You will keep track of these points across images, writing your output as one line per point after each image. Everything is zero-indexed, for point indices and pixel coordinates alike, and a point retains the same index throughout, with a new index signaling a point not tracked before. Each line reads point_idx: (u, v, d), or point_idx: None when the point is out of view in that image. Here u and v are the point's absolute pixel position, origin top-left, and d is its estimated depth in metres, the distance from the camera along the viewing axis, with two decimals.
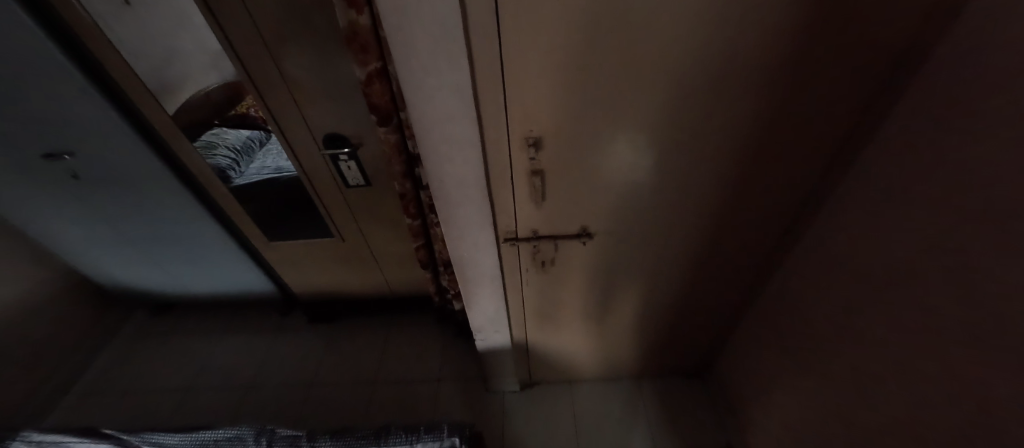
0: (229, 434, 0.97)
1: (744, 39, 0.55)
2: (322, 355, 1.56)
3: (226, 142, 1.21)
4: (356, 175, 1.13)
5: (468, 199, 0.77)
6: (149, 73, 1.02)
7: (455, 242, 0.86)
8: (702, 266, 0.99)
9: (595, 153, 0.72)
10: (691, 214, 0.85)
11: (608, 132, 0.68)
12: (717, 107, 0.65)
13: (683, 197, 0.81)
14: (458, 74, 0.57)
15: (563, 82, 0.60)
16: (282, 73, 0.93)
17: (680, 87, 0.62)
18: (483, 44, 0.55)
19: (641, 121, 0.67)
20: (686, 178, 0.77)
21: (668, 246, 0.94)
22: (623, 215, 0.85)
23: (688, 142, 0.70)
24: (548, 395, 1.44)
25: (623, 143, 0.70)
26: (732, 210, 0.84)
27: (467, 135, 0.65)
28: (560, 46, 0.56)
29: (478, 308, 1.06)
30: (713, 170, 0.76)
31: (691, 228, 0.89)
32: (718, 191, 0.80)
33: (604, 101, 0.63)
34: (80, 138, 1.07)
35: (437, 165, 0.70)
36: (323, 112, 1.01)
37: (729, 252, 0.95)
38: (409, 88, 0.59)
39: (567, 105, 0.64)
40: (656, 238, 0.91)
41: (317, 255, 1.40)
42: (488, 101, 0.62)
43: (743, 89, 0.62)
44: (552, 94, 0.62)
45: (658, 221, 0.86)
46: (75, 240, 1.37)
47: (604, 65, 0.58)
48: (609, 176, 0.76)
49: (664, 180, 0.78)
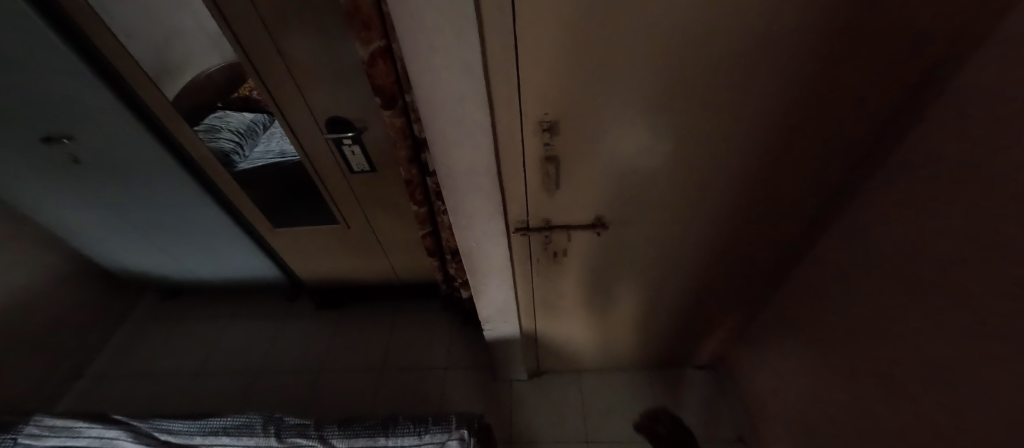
0: (238, 422, 0.96)
1: (785, 14, 0.49)
2: (330, 341, 1.56)
3: (230, 125, 1.21)
4: (361, 161, 1.09)
5: (478, 186, 0.72)
6: (150, 55, 1.00)
7: (463, 231, 0.82)
8: (721, 257, 0.95)
9: (613, 140, 0.67)
10: (712, 204, 0.80)
11: (627, 118, 0.63)
12: (750, 92, 0.59)
13: (706, 186, 0.76)
14: (468, 50, 0.52)
15: (580, 63, 0.55)
16: (281, 52, 0.88)
17: (711, 69, 0.56)
18: (494, 17, 0.50)
19: (665, 106, 0.61)
20: (709, 168, 0.72)
21: (685, 237, 0.89)
22: (641, 204, 0.81)
23: (715, 130, 0.65)
24: (557, 384, 1.43)
25: (643, 127, 0.65)
26: (757, 203, 0.79)
27: (476, 119, 0.61)
28: (578, 23, 0.50)
29: (486, 298, 1.03)
30: (740, 160, 0.70)
31: (711, 219, 0.84)
32: (744, 182, 0.74)
33: (625, 81, 0.58)
34: (80, 124, 1.04)
35: (445, 150, 0.66)
36: (324, 95, 0.96)
37: (750, 245, 0.90)
38: (413, 68, 0.54)
39: (584, 88, 0.59)
40: (674, 228, 0.87)
41: (322, 242, 1.38)
42: (499, 81, 0.58)
43: (781, 73, 0.56)
44: (560, 75, 0.57)
45: (676, 211, 0.82)
46: (81, 225, 1.35)
47: (627, 44, 0.53)
48: (630, 162, 0.71)
49: (686, 169, 0.73)
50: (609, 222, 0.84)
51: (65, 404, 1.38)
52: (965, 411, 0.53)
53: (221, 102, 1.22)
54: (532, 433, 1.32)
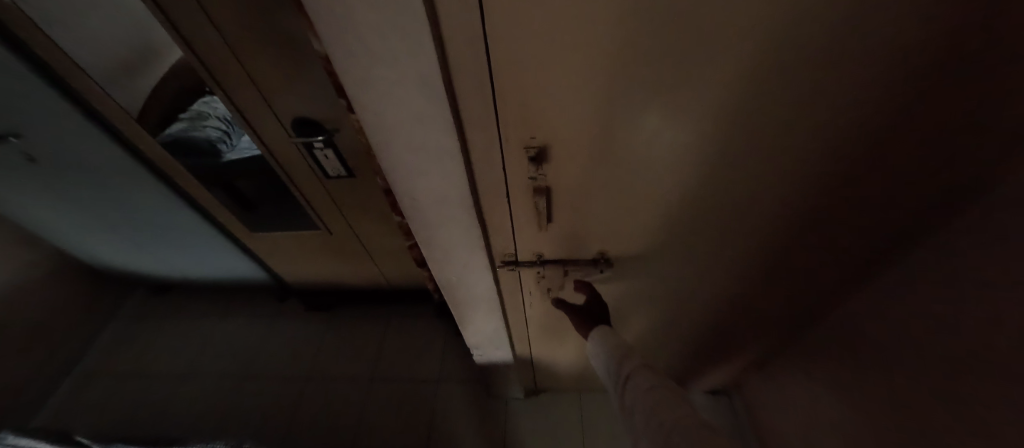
0: None
1: (883, 11, 0.33)
2: (319, 346, 1.48)
3: (218, 112, 1.07)
4: (336, 166, 0.96)
5: (453, 219, 0.59)
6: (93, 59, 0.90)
7: (439, 264, 0.69)
8: (750, 295, 0.80)
9: (620, 168, 0.53)
10: (743, 244, 0.65)
11: (640, 144, 0.48)
12: (813, 119, 0.43)
13: (739, 223, 0.61)
14: (420, 64, 0.38)
15: (577, 77, 0.40)
16: (231, 45, 0.74)
17: (758, 86, 0.40)
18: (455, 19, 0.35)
19: (690, 131, 0.46)
20: (745, 205, 0.57)
21: (707, 273, 0.75)
22: (654, 237, 0.67)
23: (756, 162, 0.49)
24: (556, 404, 1.32)
25: (660, 157, 0.50)
26: (806, 249, 0.63)
27: (441, 146, 0.47)
28: (574, 24, 0.35)
29: (472, 327, 0.91)
30: (788, 200, 0.54)
31: (742, 260, 0.69)
32: (789, 225, 0.58)
33: (636, 104, 0.43)
34: (27, 119, 0.98)
35: (408, 181, 0.53)
36: (286, 93, 0.81)
37: (789, 287, 0.74)
38: (352, 83, 0.41)
39: (583, 108, 0.44)
40: (693, 264, 0.73)
41: (305, 246, 1.27)
42: (470, 101, 0.44)
43: (864, 96, 0.39)
44: (556, 95, 0.42)
45: (697, 247, 0.67)
46: (52, 225, 1.29)
47: (643, 52, 0.38)
48: (638, 194, 0.57)
49: (714, 204, 0.57)
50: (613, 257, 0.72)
51: (48, 413, 1.33)
52: None
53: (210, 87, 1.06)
54: None
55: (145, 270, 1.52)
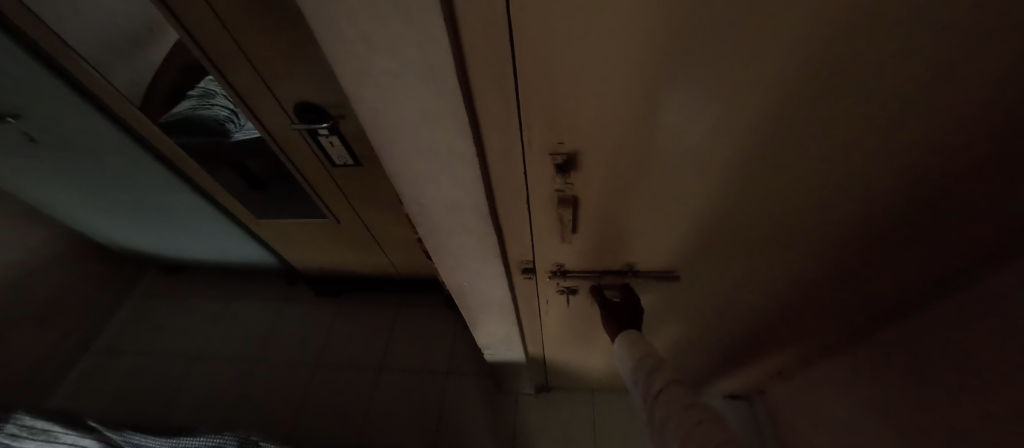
0: (212, 443, 0.89)
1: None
2: (328, 333, 1.48)
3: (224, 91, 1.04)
4: (342, 154, 0.90)
5: (465, 228, 0.53)
6: (90, 42, 0.85)
7: (449, 270, 0.64)
8: (791, 311, 0.72)
9: (663, 175, 0.45)
10: (792, 257, 0.57)
11: (686, 151, 0.41)
12: (911, 122, 0.35)
13: (792, 237, 0.53)
14: (430, 61, 0.31)
15: (618, 77, 0.33)
16: (225, 24, 0.67)
17: (853, 79, 0.32)
18: (473, 10, 0.29)
19: (746, 140, 0.39)
20: (801, 218, 0.49)
21: (744, 286, 0.68)
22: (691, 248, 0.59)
23: (829, 172, 0.41)
24: (567, 401, 1.29)
25: (704, 167, 0.43)
26: (868, 270, 0.55)
27: (454, 148, 0.40)
28: (626, 5, 0.27)
29: (484, 330, 0.86)
30: (858, 214, 0.46)
31: (788, 273, 0.61)
32: (853, 241, 0.50)
33: (682, 111, 0.36)
34: (21, 99, 0.93)
35: (416, 188, 0.47)
36: (285, 77, 0.75)
37: (836, 306, 0.67)
38: (352, 81, 0.35)
39: (620, 114, 0.37)
40: (731, 276, 0.65)
41: (312, 234, 1.24)
42: (488, 105, 0.37)
43: (989, 96, 0.31)
44: (587, 102, 0.36)
45: (735, 261, 0.61)
46: (61, 205, 1.28)
47: (708, 43, 0.30)
48: (673, 205, 0.50)
49: (764, 216, 0.50)
50: (641, 270, 0.68)
51: (64, 391, 1.35)
52: None
53: None
54: None
55: (156, 251, 1.51)
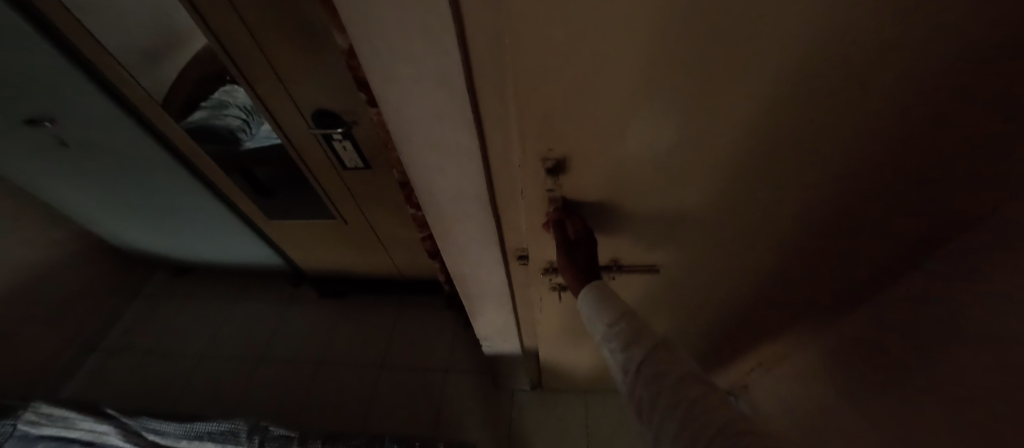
0: (223, 428, 0.94)
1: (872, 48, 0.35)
2: (330, 332, 1.53)
3: (238, 100, 1.08)
4: (353, 158, 0.98)
5: (467, 216, 0.61)
6: (123, 49, 0.93)
7: (452, 256, 0.71)
8: (763, 298, 0.80)
9: (643, 169, 0.52)
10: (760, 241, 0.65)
11: (638, 159, 0.50)
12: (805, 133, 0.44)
13: (757, 223, 0.60)
14: (446, 69, 0.40)
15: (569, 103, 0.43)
16: (258, 39, 0.76)
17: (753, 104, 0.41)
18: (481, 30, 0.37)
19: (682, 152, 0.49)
20: (761, 206, 0.56)
21: (720, 273, 0.75)
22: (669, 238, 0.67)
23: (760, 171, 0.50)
24: (560, 397, 1.34)
25: (655, 172, 0.53)
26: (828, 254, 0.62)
27: (461, 143, 0.48)
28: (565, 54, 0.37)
29: (482, 319, 0.93)
30: (798, 204, 0.55)
31: (758, 257, 0.68)
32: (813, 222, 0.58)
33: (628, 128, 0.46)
34: (61, 105, 0.99)
35: (427, 178, 0.55)
36: (307, 86, 0.83)
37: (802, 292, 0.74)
38: (380, 85, 0.43)
39: (577, 131, 0.47)
40: (707, 263, 0.72)
41: (320, 234, 1.30)
42: (491, 107, 0.45)
43: (904, 96, 0.39)
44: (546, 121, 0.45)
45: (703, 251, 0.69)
46: (82, 205, 1.33)
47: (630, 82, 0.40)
48: (639, 204, 0.59)
49: (714, 213, 0.59)
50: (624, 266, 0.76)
51: (73, 387, 1.39)
52: None
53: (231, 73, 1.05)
54: None
55: (167, 252, 1.57)
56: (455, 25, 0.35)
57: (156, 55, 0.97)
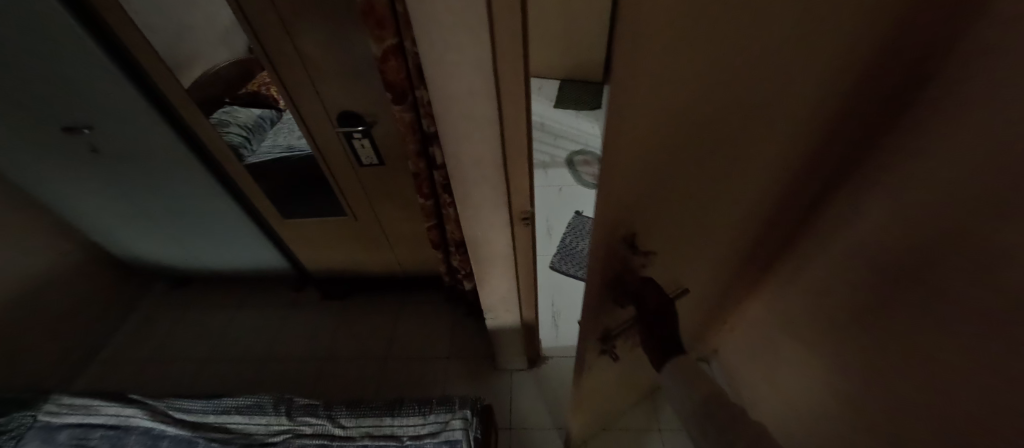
0: (250, 402, 1.03)
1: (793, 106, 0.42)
2: (334, 331, 1.61)
3: (238, 120, 1.22)
4: (369, 154, 1.12)
5: (484, 178, 0.77)
6: (169, 48, 1.03)
7: (468, 219, 0.86)
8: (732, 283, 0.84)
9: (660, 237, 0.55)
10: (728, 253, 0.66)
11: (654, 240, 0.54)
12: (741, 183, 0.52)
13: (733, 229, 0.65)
14: (479, 52, 0.57)
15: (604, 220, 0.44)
16: (299, 50, 0.91)
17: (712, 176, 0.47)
18: (504, 23, 0.54)
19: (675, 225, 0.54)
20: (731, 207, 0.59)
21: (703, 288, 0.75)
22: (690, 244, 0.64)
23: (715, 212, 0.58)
24: (555, 373, 1.46)
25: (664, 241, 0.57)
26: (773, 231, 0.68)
27: (484, 110, 0.65)
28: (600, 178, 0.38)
29: (488, 287, 1.07)
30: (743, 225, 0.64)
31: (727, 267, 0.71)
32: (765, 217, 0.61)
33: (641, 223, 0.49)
34: (102, 115, 1.08)
35: (455, 143, 0.71)
36: (337, 90, 0.99)
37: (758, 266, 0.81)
38: (429, 65, 0.60)
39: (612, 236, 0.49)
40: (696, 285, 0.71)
41: (330, 232, 1.42)
42: (508, 83, 0.62)
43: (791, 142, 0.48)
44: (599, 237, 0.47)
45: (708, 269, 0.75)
46: (96, 212, 1.39)
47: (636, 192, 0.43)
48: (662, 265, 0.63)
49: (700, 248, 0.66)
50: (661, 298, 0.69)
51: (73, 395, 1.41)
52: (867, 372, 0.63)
53: (228, 97, 1.21)
54: (531, 419, 1.35)
55: (172, 260, 1.61)
56: (488, 20, 0.53)
57: (196, 55, 1.09)
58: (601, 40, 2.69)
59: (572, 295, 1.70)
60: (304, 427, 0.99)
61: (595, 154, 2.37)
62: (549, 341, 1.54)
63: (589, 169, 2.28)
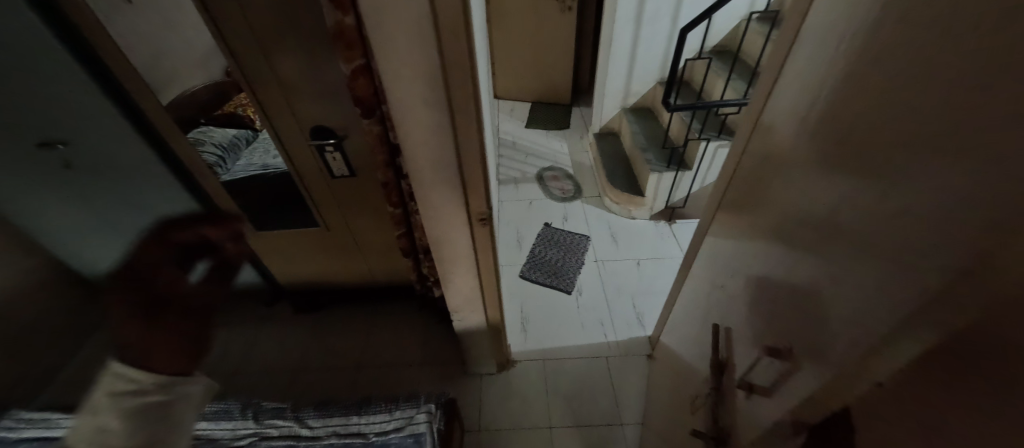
0: (217, 408, 1.08)
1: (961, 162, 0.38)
2: (305, 345, 1.62)
3: (214, 140, 1.31)
4: (341, 166, 1.20)
5: (442, 181, 0.86)
6: (149, 73, 1.18)
7: (429, 220, 0.95)
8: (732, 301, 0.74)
9: None
10: (811, 273, 0.46)
11: None
12: None
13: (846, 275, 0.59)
14: (429, 66, 0.67)
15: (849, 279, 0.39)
16: (274, 69, 1.00)
17: None
18: (451, 41, 0.65)
19: None
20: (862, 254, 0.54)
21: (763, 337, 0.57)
22: (800, 306, 0.49)
23: None
24: (523, 374, 1.51)
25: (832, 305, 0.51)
26: (770, 224, 0.60)
27: (438, 118, 0.75)
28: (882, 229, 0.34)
29: (453, 288, 1.14)
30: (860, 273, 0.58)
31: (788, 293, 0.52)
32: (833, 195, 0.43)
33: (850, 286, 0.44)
34: (78, 130, 1.13)
35: (413, 149, 0.80)
36: (310, 106, 1.07)
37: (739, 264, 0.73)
38: (388, 79, 0.69)
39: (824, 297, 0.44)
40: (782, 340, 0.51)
41: (303, 244, 1.46)
42: (458, 93, 0.72)
43: None
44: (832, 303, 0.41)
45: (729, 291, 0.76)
46: (64, 230, 1.41)
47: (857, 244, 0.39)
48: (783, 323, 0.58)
49: None
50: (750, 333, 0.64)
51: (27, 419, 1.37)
52: None
53: (204, 118, 1.32)
54: (499, 421, 1.39)
55: None
56: (436, 39, 0.64)
57: (174, 77, 1.24)
58: (567, 66, 2.91)
59: (540, 301, 1.78)
60: (271, 430, 1.01)
61: (563, 170, 2.52)
62: (518, 345, 1.60)
63: (558, 184, 2.41)
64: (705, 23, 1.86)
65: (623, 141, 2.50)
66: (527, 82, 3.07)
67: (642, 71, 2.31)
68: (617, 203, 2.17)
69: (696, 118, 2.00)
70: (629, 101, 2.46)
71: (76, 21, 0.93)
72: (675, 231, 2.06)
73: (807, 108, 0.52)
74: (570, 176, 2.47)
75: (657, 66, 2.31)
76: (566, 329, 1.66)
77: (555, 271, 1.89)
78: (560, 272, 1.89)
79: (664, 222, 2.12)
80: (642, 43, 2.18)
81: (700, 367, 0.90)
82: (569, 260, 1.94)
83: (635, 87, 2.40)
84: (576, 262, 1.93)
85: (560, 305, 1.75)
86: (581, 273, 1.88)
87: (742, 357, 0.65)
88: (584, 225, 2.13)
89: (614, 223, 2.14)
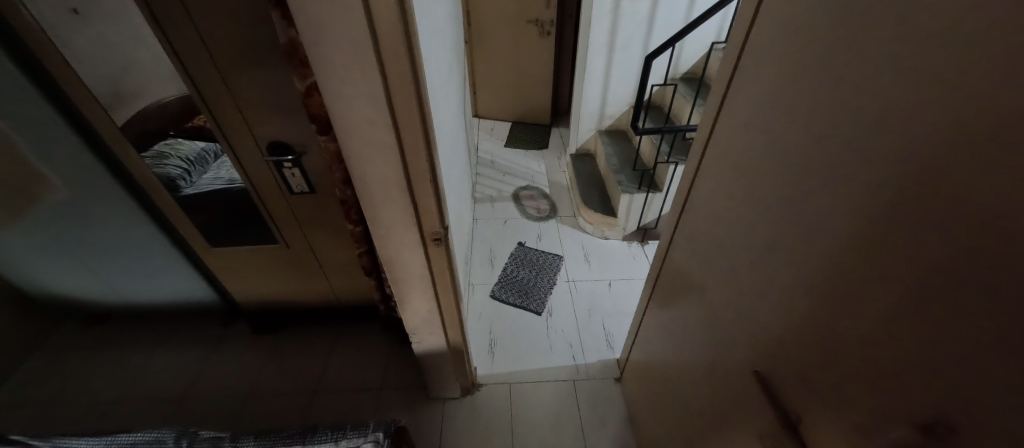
0: (148, 437, 1.00)
1: None
2: (261, 368, 1.55)
3: (180, 152, 1.21)
4: (300, 182, 1.17)
5: (391, 199, 0.85)
6: (104, 85, 1.05)
7: (382, 239, 0.93)
8: (759, 345, 0.63)
9: None
10: (927, 314, 0.36)
11: None
12: None
13: None
14: (372, 85, 0.67)
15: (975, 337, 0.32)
16: (228, 84, 0.99)
17: None
18: (392, 60, 0.64)
19: None
20: None
21: (867, 404, 0.43)
22: (878, 350, 0.41)
23: None
24: (486, 398, 1.47)
25: None
26: (779, 251, 0.57)
27: (385, 138, 0.74)
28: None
29: (410, 309, 1.12)
30: None
31: (886, 341, 0.40)
32: (929, 215, 0.34)
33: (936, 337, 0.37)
34: (37, 141, 1.11)
35: (360, 168, 0.79)
36: (266, 122, 1.05)
37: (752, 306, 0.65)
38: (332, 99, 0.69)
39: (932, 357, 0.35)
40: (919, 409, 0.37)
41: (262, 261, 1.42)
42: (402, 112, 0.71)
43: None
44: (964, 367, 0.33)
45: (730, 317, 0.72)
46: (14, 250, 1.38)
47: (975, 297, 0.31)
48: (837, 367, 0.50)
49: None
50: (788, 371, 0.57)
51: None
52: (735, 369, 0.71)
53: (174, 129, 1.19)
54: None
55: (95, 296, 1.58)
56: (377, 59, 0.63)
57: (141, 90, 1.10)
58: (546, 87, 2.97)
59: (510, 321, 1.75)
60: None
61: (540, 189, 2.53)
62: (485, 368, 1.56)
63: (534, 203, 2.42)
64: (669, 50, 1.94)
65: (598, 162, 2.53)
66: (507, 102, 3.12)
67: (616, 94, 2.38)
68: (591, 223, 2.18)
69: (665, 141, 2.05)
70: (604, 124, 2.52)
71: (13, 20, 0.91)
72: (647, 251, 2.08)
73: (798, 146, 0.51)
74: (546, 195, 2.49)
75: (631, 89, 2.37)
76: (535, 351, 1.63)
77: (526, 291, 1.87)
78: (531, 292, 1.87)
79: (637, 242, 2.14)
80: (615, 68, 2.25)
81: (699, 395, 0.87)
82: (541, 281, 1.93)
83: (610, 109, 2.46)
84: (548, 282, 1.92)
85: (530, 326, 1.73)
86: (553, 293, 1.87)
87: (790, 388, 0.57)
88: (558, 245, 2.13)
89: (588, 243, 2.14)
